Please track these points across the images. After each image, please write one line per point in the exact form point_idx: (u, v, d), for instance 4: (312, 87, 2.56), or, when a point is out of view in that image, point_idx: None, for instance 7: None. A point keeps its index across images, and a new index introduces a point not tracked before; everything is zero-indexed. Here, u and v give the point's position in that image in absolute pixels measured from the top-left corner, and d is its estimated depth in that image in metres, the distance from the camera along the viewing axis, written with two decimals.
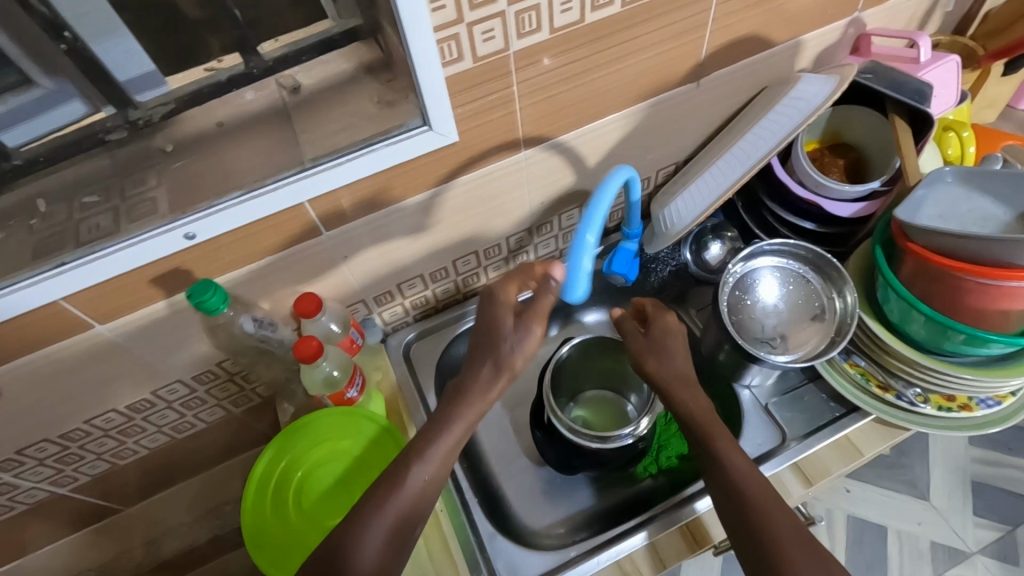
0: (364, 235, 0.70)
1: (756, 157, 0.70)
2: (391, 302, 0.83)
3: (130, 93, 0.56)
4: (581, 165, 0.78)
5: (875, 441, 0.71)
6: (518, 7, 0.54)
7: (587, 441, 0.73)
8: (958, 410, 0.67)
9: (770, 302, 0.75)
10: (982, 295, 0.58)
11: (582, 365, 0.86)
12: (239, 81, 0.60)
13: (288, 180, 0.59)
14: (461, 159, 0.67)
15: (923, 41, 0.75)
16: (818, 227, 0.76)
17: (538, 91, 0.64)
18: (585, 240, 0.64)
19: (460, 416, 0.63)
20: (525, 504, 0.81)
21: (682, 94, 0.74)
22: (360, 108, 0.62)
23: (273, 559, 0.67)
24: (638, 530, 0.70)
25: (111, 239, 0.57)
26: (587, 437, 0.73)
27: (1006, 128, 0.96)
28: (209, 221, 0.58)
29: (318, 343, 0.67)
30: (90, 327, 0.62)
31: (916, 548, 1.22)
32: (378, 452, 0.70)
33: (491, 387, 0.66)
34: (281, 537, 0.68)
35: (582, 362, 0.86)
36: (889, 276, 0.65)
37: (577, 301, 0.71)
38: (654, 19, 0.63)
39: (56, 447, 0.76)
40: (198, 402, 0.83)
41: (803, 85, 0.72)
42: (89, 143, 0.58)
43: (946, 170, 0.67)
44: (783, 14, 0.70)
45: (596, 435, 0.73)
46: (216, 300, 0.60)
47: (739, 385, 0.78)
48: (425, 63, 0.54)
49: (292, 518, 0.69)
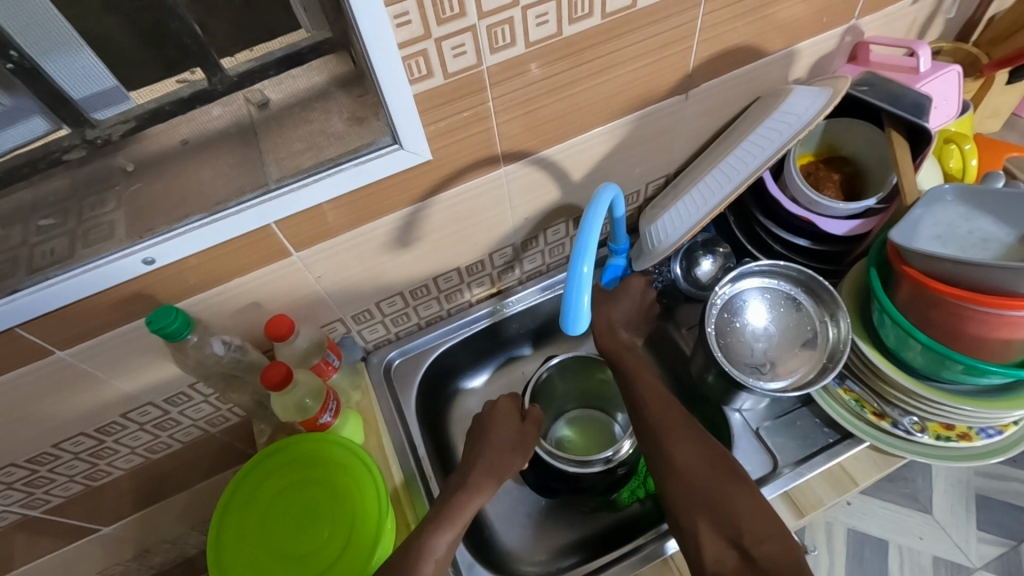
0: (339, 255, 0.67)
1: (744, 174, 0.67)
2: (370, 321, 0.81)
3: (86, 110, 0.54)
4: (565, 179, 0.75)
5: (870, 470, 0.68)
6: (490, 21, 0.52)
7: (566, 464, 0.73)
8: (957, 440, 0.64)
9: (759, 325, 0.72)
10: (980, 323, 0.55)
11: (565, 382, 0.84)
12: (201, 98, 0.57)
13: (253, 202, 0.57)
14: (437, 176, 0.64)
15: (923, 50, 0.71)
16: (811, 244, 0.73)
17: (515, 106, 0.61)
18: (580, 273, 0.56)
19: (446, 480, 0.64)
20: (508, 528, 0.80)
21: (670, 107, 0.71)
22: (330, 125, 0.59)
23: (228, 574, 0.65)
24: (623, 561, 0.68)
25: (64, 266, 0.54)
26: (569, 463, 0.73)
27: (1011, 137, 0.92)
28: (168, 246, 0.55)
29: (287, 368, 0.64)
30: (50, 352, 0.60)
31: (918, 564, 1.15)
32: (351, 482, 0.67)
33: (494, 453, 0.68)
34: (242, 549, 0.67)
35: (566, 382, 0.84)
36: (884, 301, 0.62)
37: (582, 334, 0.61)
38: (637, 31, 0.60)
39: (24, 471, 0.74)
40: (172, 423, 0.81)
41: (793, 97, 0.68)
42: (45, 163, 0.55)
43: (945, 188, 0.63)
44: (775, 23, 0.67)
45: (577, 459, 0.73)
46: (179, 325, 0.58)
47: (729, 408, 0.75)
48: (391, 80, 0.51)
49: (258, 532, 0.67)
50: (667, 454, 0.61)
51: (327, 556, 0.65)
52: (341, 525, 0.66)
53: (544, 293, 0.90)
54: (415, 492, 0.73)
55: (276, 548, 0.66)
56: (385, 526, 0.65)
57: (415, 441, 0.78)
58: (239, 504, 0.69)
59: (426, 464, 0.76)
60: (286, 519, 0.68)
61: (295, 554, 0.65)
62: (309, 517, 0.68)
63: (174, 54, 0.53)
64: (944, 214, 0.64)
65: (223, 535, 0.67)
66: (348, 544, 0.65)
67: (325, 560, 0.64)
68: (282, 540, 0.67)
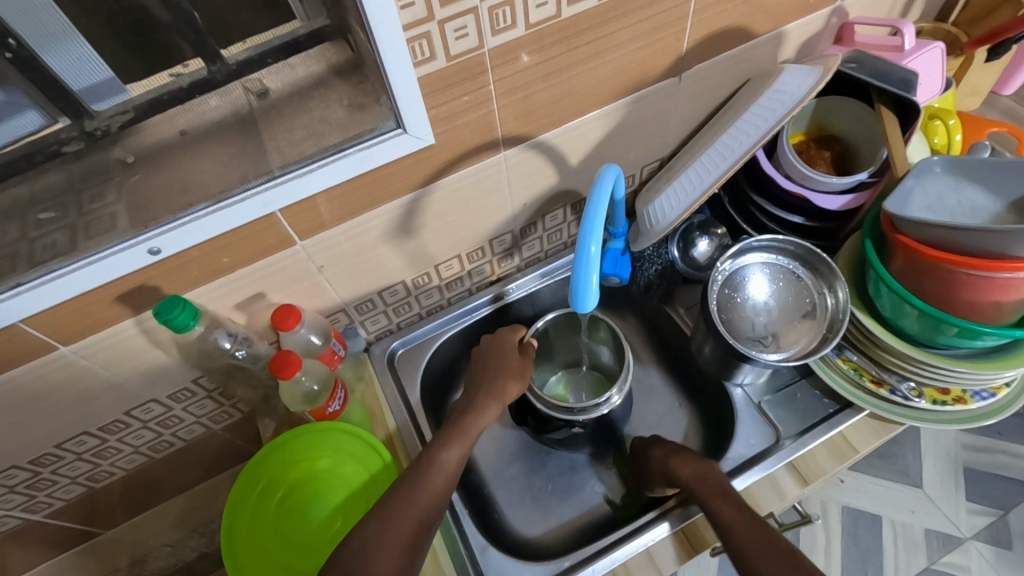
0: (342, 244, 0.68)
1: (740, 152, 0.68)
2: (373, 311, 0.81)
3: (85, 101, 0.53)
4: (563, 163, 0.76)
5: (869, 437, 0.70)
6: (491, 3, 0.52)
7: (538, 400, 0.73)
8: (953, 404, 0.66)
9: (759, 300, 0.74)
10: (974, 287, 0.57)
11: (564, 339, 0.84)
12: (199, 88, 0.56)
13: (256, 190, 0.56)
14: (438, 162, 0.65)
15: (907, 28, 0.73)
16: (806, 221, 0.75)
17: (515, 89, 0.62)
18: (588, 252, 0.57)
19: (457, 463, 0.64)
20: (516, 512, 0.80)
21: (664, 89, 0.73)
22: (330, 112, 0.59)
23: (243, 563, 0.65)
24: (660, 521, 0.68)
25: (68, 258, 0.54)
26: (545, 403, 0.73)
27: (990, 116, 0.95)
28: (174, 236, 0.55)
29: (296, 358, 0.64)
30: (53, 349, 0.59)
31: (911, 537, 1.27)
32: (362, 471, 0.68)
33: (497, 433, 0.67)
34: (267, 566, 0.65)
35: (561, 342, 0.84)
36: (880, 270, 0.64)
37: (591, 312, 0.62)
38: (631, 13, 0.61)
39: (26, 474, 0.73)
40: (175, 421, 0.80)
41: (785, 76, 0.70)
42: (42, 156, 0.54)
43: (933, 159, 0.65)
44: (762, 5, 0.68)
45: (565, 406, 0.72)
46: (185, 317, 0.57)
47: (731, 384, 0.77)
48: (394, 63, 0.51)
49: (280, 542, 0.66)
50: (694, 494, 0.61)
51: (358, 510, 0.67)
52: (355, 514, 0.67)
53: (544, 279, 0.90)
54: (408, 444, 0.76)
55: (304, 548, 0.66)
56: (385, 457, 0.68)
57: (414, 403, 0.81)
58: (245, 525, 0.67)
59: (421, 417, 0.80)
60: (298, 515, 0.67)
61: (310, 543, 0.66)
62: (323, 506, 0.67)
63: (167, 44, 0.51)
64: (933, 186, 0.66)
65: (243, 563, 0.65)
66: (364, 489, 0.67)
67: (358, 515, 0.66)
68: (297, 530, 0.67)
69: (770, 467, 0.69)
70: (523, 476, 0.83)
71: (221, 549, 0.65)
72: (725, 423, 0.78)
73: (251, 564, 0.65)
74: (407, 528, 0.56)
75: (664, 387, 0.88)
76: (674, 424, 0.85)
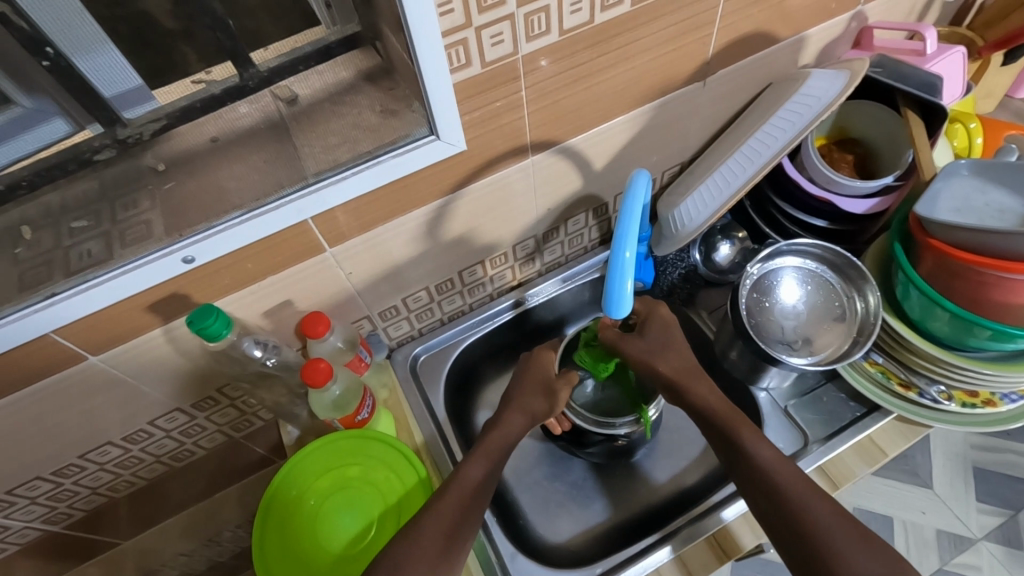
0: (368, 252, 0.67)
1: (768, 155, 0.68)
2: (396, 317, 0.81)
3: (119, 110, 0.52)
4: (588, 168, 0.75)
5: (897, 440, 0.70)
6: (527, 9, 0.52)
7: (582, 418, 0.73)
8: (982, 406, 0.66)
9: (789, 303, 0.74)
10: (1003, 289, 0.57)
11: None
12: (232, 95, 0.55)
13: (291, 198, 0.56)
14: (468, 167, 0.64)
15: (929, 32, 0.74)
16: (828, 224, 0.75)
17: (544, 95, 0.62)
18: (622, 258, 0.57)
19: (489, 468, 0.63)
20: (541, 517, 0.80)
21: (688, 94, 0.73)
22: (363, 119, 0.59)
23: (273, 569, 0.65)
24: (661, 543, 0.68)
25: (103, 267, 0.54)
26: (586, 418, 0.74)
27: (1003, 117, 0.96)
28: (207, 244, 0.55)
29: (327, 365, 0.64)
30: (84, 358, 0.59)
31: (921, 536, 1.28)
32: (396, 482, 0.68)
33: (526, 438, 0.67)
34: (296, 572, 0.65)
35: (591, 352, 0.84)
36: (909, 272, 0.64)
37: (623, 317, 0.62)
38: (661, 19, 0.61)
39: (48, 485, 0.72)
40: (198, 429, 0.79)
41: (812, 80, 0.70)
42: (74, 165, 0.52)
43: (961, 162, 0.66)
44: (786, 10, 0.69)
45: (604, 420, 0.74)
46: (219, 326, 0.57)
47: (756, 388, 0.77)
48: (433, 69, 0.51)
49: (309, 553, 0.65)
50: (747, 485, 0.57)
51: (389, 527, 0.65)
52: (388, 528, 0.65)
53: (564, 284, 0.90)
54: (435, 452, 0.75)
55: (337, 558, 0.65)
56: (421, 472, 0.68)
57: (441, 417, 0.80)
58: (275, 531, 0.67)
59: (448, 429, 0.79)
60: (330, 524, 0.66)
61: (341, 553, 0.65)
62: (353, 514, 0.67)
63: (178, 52, 0.51)
64: (961, 188, 0.66)
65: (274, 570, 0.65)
66: (398, 503, 0.67)
67: (389, 533, 0.65)
68: (327, 540, 0.66)
69: None
70: (545, 481, 0.83)
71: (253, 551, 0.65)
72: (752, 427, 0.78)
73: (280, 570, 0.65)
74: (442, 534, 0.55)
75: None
76: (694, 429, 0.85)
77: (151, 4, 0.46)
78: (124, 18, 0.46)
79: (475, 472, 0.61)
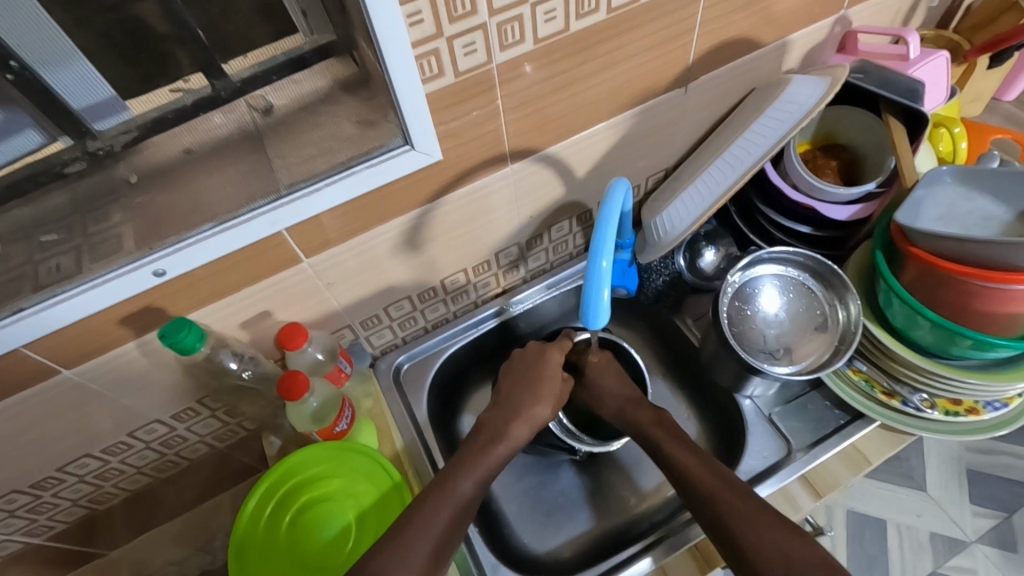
0: (347, 261, 0.67)
1: (749, 163, 0.67)
2: (378, 326, 0.80)
3: (88, 121, 0.51)
4: (570, 175, 0.75)
5: (882, 448, 0.70)
6: (500, 18, 0.52)
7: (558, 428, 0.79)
8: (965, 415, 0.65)
9: (771, 312, 0.73)
10: (985, 298, 0.57)
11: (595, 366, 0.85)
12: (205, 106, 0.55)
13: (264, 210, 0.56)
14: (447, 176, 0.64)
15: (912, 38, 0.73)
16: (813, 230, 0.75)
17: (523, 103, 0.61)
18: (599, 267, 0.57)
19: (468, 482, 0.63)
20: (527, 526, 0.80)
21: (670, 100, 0.72)
22: (338, 129, 0.58)
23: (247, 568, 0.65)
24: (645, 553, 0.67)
25: (73, 282, 0.53)
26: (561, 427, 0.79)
27: (992, 121, 0.95)
28: (180, 257, 0.54)
29: (305, 377, 0.64)
30: (57, 372, 0.58)
31: (916, 540, 1.27)
32: (371, 488, 0.67)
33: (507, 448, 0.67)
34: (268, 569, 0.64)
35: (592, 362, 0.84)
36: (891, 281, 0.64)
37: (601, 327, 0.62)
38: (639, 26, 0.60)
39: (27, 498, 0.72)
40: (179, 440, 0.79)
41: (793, 86, 0.69)
42: (46, 177, 0.52)
43: (943, 169, 0.65)
44: (769, 16, 0.68)
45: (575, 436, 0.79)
46: (192, 338, 0.56)
47: (740, 396, 0.76)
48: (404, 80, 0.51)
49: (284, 564, 0.64)
50: (724, 499, 0.57)
51: (361, 531, 0.65)
52: (360, 531, 0.65)
53: (549, 290, 0.90)
54: (417, 461, 0.75)
55: (317, 568, 0.64)
56: (396, 476, 0.67)
57: (420, 420, 0.80)
58: (255, 553, 0.66)
59: (428, 432, 0.79)
60: (310, 536, 0.65)
61: (313, 556, 0.65)
62: (330, 523, 0.66)
63: (166, 56, 0.50)
64: (943, 195, 0.66)
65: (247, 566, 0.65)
66: (373, 507, 0.66)
67: (361, 536, 0.65)
68: (300, 541, 0.65)
69: (783, 481, 0.68)
70: (529, 489, 0.82)
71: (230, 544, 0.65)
72: (736, 436, 0.77)
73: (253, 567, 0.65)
74: (417, 547, 0.54)
75: (673, 399, 0.87)
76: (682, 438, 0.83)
77: (146, 9, 0.46)
78: (121, 23, 0.46)
79: (452, 483, 0.61)
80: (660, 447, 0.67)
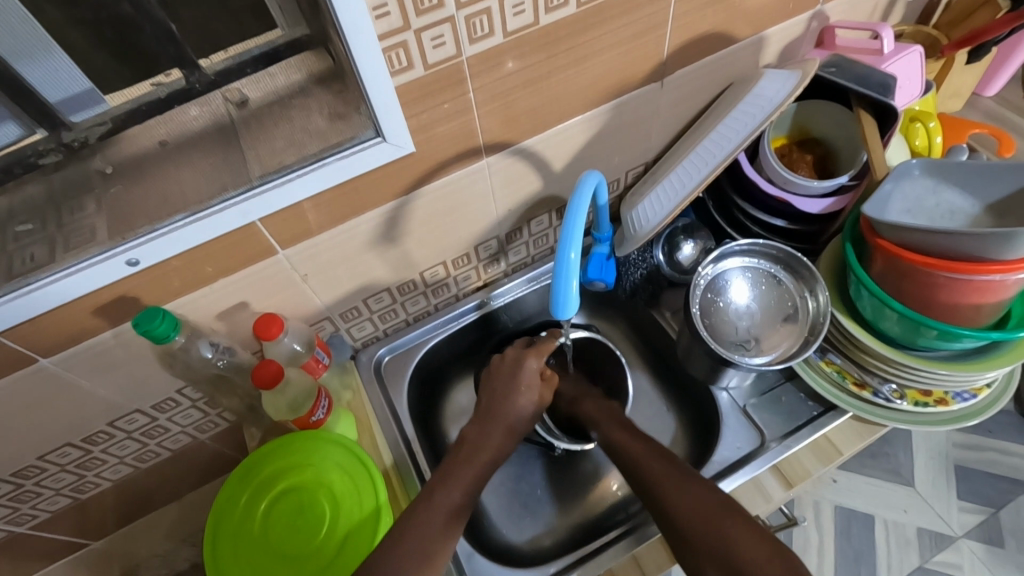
0: (325, 253, 0.68)
1: (721, 156, 0.68)
2: (358, 318, 0.81)
3: (63, 114, 0.52)
4: (547, 170, 0.76)
5: (853, 440, 0.70)
6: (468, 12, 0.52)
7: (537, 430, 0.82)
8: (934, 405, 0.66)
9: (742, 303, 0.74)
10: (949, 288, 0.57)
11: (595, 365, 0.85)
12: (179, 98, 0.55)
13: (233, 201, 0.56)
14: (421, 169, 0.65)
15: (885, 33, 0.74)
16: (788, 224, 0.75)
17: (496, 96, 0.62)
18: (567, 259, 0.57)
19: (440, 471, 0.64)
20: (505, 518, 0.80)
21: (647, 94, 0.73)
22: (311, 122, 0.59)
23: (219, 544, 0.66)
24: (618, 542, 0.68)
25: (45, 271, 0.53)
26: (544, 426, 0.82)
27: (972, 116, 0.96)
28: (152, 247, 0.55)
29: (278, 366, 0.65)
30: (34, 360, 0.59)
31: (903, 536, 1.28)
32: (353, 493, 0.67)
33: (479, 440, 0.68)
34: (239, 550, 0.66)
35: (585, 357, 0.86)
36: (860, 273, 0.64)
37: (572, 318, 0.63)
38: (609, 19, 0.61)
39: (9, 486, 0.73)
40: (160, 431, 0.80)
41: (765, 80, 0.70)
42: (20, 168, 0.53)
43: (912, 162, 0.65)
44: (742, 10, 0.69)
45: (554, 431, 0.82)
46: (165, 327, 0.57)
47: (716, 388, 0.77)
48: (373, 72, 0.51)
49: (255, 548, 0.66)
50: (696, 495, 0.57)
51: (332, 535, 0.65)
52: (332, 535, 0.65)
53: (531, 284, 0.91)
54: (408, 481, 0.74)
55: (288, 557, 0.65)
56: (380, 497, 0.66)
57: (410, 437, 0.78)
58: (228, 543, 0.66)
59: (417, 449, 0.77)
60: (283, 526, 0.66)
61: (281, 547, 0.65)
62: (303, 514, 0.67)
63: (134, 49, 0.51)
64: (913, 188, 0.66)
65: (221, 540, 0.67)
66: (349, 518, 0.65)
67: (330, 541, 0.65)
68: (273, 529, 0.66)
69: (755, 471, 0.69)
70: (509, 479, 0.83)
71: (209, 514, 0.68)
72: (711, 427, 0.78)
73: (225, 544, 0.66)
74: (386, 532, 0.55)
75: (651, 390, 0.88)
76: (661, 431, 0.84)
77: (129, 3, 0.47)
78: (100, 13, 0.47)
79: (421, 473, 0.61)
80: (630, 440, 0.68)
